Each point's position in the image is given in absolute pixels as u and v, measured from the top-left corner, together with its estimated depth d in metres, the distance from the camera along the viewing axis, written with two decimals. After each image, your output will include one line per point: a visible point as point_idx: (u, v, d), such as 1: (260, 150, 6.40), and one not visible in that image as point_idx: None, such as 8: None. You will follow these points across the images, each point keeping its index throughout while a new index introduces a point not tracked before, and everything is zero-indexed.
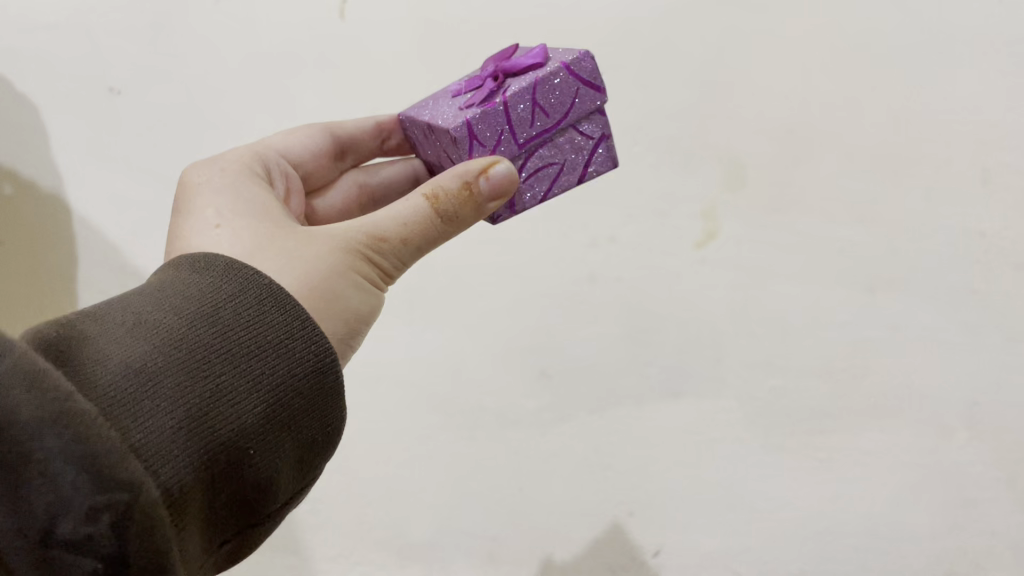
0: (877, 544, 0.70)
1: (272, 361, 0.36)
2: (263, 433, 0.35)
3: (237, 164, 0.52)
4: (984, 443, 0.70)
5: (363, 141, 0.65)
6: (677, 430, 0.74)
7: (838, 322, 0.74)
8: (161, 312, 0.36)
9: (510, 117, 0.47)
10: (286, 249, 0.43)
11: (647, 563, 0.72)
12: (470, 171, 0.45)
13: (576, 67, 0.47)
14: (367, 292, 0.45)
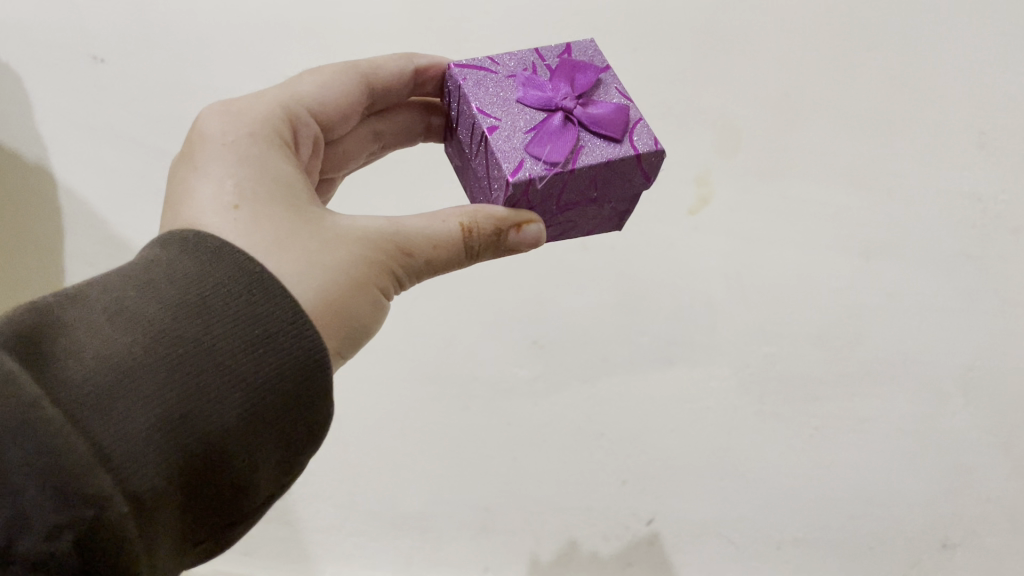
0: (872, 510, 0.70)
1: (259, 358, 0.33)
2: (248, 435, 0.32)
3: (265, 123, 0.43)
4: (979, 408, 0.70)
5: (395, 91, 0.54)
6: (670, 400, 0.73)
7: (834, 288, 0.73)
8: (144, 300, 0.32)
9: (565, 185, 0.42)
10: (306, 250, 0.38)
11: (641, 532, 0.71)
12: (508, 223, 0.42)
13: (648, 161, 0.43)
14: (378, 307, 0.41)
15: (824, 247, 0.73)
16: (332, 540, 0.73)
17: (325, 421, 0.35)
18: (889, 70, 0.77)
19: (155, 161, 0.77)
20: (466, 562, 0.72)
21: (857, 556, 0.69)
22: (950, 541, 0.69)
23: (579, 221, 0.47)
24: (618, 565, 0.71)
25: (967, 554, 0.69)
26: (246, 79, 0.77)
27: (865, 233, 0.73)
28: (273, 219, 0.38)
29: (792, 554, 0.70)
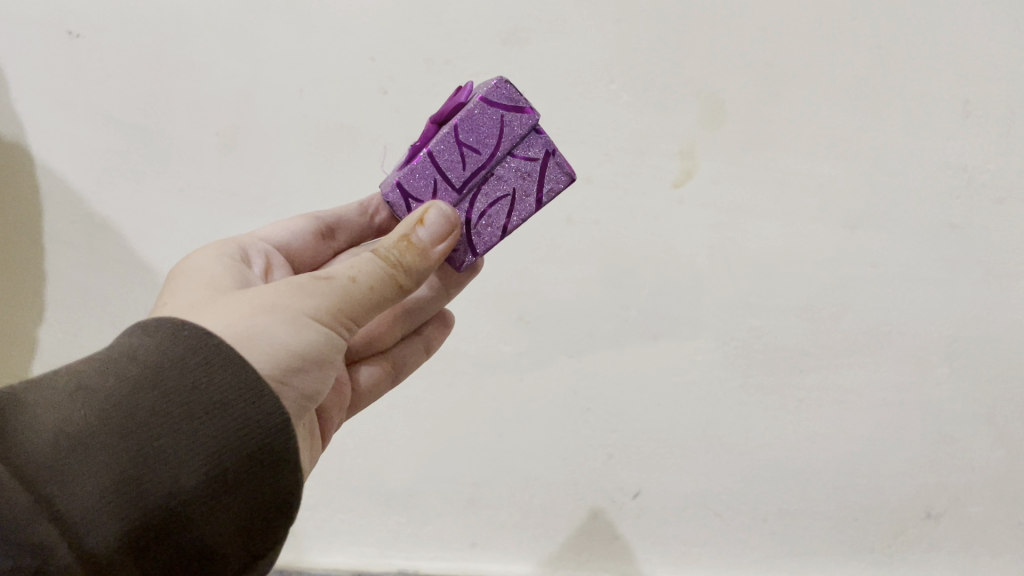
0: (855, 481, 0.72)
1: (215, 425, 0.35)
2: (204, 498, 0.34)
3: (216, 251, 0.52)
4: (962, 377, 0.71)
5: (350, 216, 0.63)
6: (655, 373, 0.73)
7: (820, 260, 0.71)
8: (106, 375, 0.35)
9: (438, 165, 0.49)
10: (233, 300, 0.40)
11: (628, 504, 0.74)
12: (408, 224, 0.45)
13: (488, 95, 0.48)
14: (324, 336, 0.41)
15: (810, 221, 0.71)
16: (322, 517, 0.77)
17: (288, 484, 0.37)
18: (888, 25, 0.68)
19: (127, 137, 0.75)
20: (455, 537, 0.76)
21: (841, 525, 0.73)
22: (935, 511, 0.72)
23: (506, 186, 0.50)
24: (606, 536, 0.75)
25: (950, 522, 0.72)
26: (199, 47, 0.73)
27: (853, 205, 0.70)
28: (205, 299, 0.43)
29: (778, 524, 0.74)
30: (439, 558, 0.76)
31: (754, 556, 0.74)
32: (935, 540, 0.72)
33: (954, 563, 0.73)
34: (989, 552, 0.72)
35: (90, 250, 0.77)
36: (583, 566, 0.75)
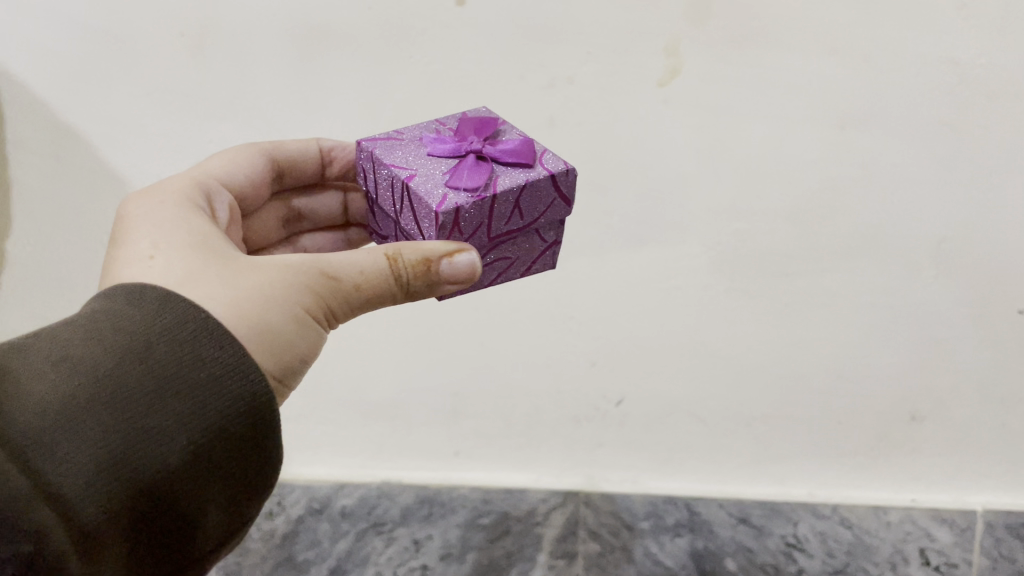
0: (842, 385, 0.72)
1: (202, 400, 0.37)
2: (191, 472, 0.37)
3: (178, 195, 0.49)
4: (950, 279, 0.69)
5: (305, 165, 0.63)
6: (640, 278, 0.72)
7: (810, 159, 0.68)
8: (94, 345, 0.37)
9: (491, 212, 0.49)
10: (229, 281, 0.42)
11: (612, 412, 0.74)
12: (434, 252, 0.45)
13: (562, 180, 0.50)
14: (311, 333, 0.44)
15: (799, 120, 0.67)
16: (301, 432, 0.77)
17: (267, 458, 0.40)
18: None
19: (73, 35, 0.70)
20: (440, 447, 0.76)
21: (828, 433, 0.72)
22: (920, 414, 0.71)
23: (513, 256, 0.53)
24: (589, 444, 0.75)
25: (935, 425, 0.71)
26: None
27: (847, 101, 0.66)
28: (189, 264, 0.43)
29: (762, 430, 0.73)
30: (420, 468, 0.76)
31: (736, 464, 0.73)
32: (919, 444, 0.72)
33: (938, 468, 0.71)
34: (973, 457, 0.71)
35: (55, 159, 0.74)
36: (566, 474, 0.75)
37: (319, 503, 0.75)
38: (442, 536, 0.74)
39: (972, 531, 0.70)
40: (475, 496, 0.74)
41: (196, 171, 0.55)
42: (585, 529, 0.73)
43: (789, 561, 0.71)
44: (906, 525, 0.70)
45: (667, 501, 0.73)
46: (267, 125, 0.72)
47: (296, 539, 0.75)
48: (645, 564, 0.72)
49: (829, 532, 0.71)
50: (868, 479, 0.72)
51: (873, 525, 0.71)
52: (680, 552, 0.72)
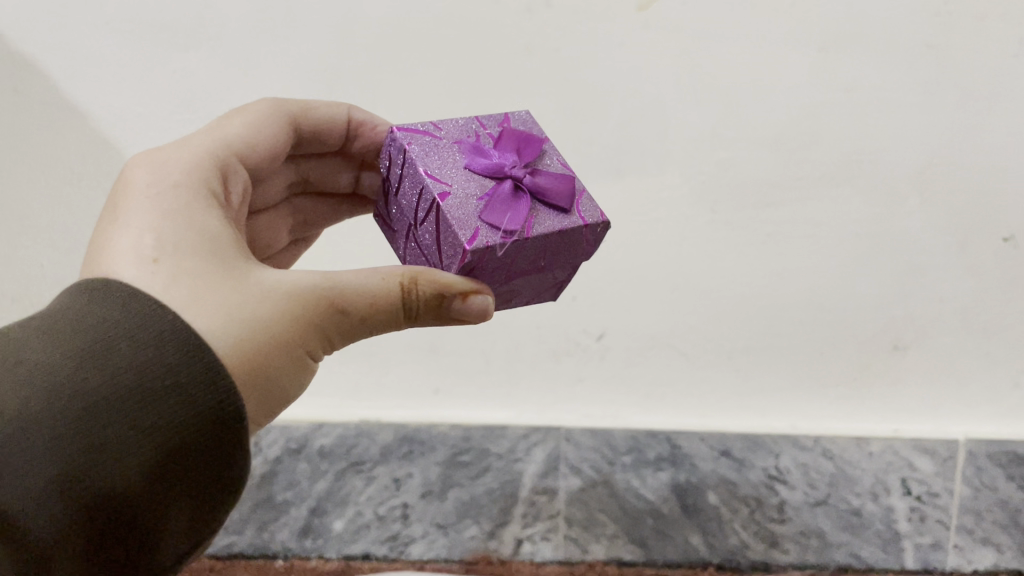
0: (823, 316, 0.71)
1: (164, 412, 0.34)
2: (148, 491, 0.34)
3: (192, 176, 0.42)
4: (934, 205, 0.68)
5: (324, 136, 0.56)
6: (619, 210, 0.70)
7: (792, 86, 0.67)
8: (57, 350, 0.34)
9: (517, 254, 0.41)
10: (230, 302, 0.37)
11: (592, 347, 0.73)
12: (451, 289, 0.39)
13: (600, 233, 0.43)
14: (299, 363, 0.40)
15: (777, 45, 0.66)
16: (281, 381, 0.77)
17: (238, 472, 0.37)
18: None
19: None
20: (419, 387, 0.76)
21: (808, 364, 0.72)
22: (902, 342, 0.70)
23: (521, 292, 0.46)
24: (570, 379, 0.74)
25: (918, 354, 0.71)
26: None
27: (827, 25, 0.65)
28: (189, 273, 0.37)
29: (744, 363, 0.72)
30: (399, 408, 0.76)
31: (717, 398, 0.73)
32: (901, 373, 0.71)
33: (920, 397, 0.71)
34: (956, 384, 0.71)
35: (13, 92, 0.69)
36: (547, 410, 0.74)
37: (296, 443, 0.74)
38: (422, 475, 0.72)
39: (954, 460, 0.70)
40: (456, 433, 0.74)
41: (210, 134, 0.47)
42: (566, 464, 0.72)
43: (772, 492, 0.69)
44: (888, 455, 0.70)
45: (648, 436, 0.72)
46: (231, 55, 0.68)
47: (272, 480, 0.72)
48: (624, 498, 0.70)
49: (811, 463, 0.70)
50: (851, 412, 0.72)
51: (855, 455, 0.70)
52: (662, 486, 0.70)
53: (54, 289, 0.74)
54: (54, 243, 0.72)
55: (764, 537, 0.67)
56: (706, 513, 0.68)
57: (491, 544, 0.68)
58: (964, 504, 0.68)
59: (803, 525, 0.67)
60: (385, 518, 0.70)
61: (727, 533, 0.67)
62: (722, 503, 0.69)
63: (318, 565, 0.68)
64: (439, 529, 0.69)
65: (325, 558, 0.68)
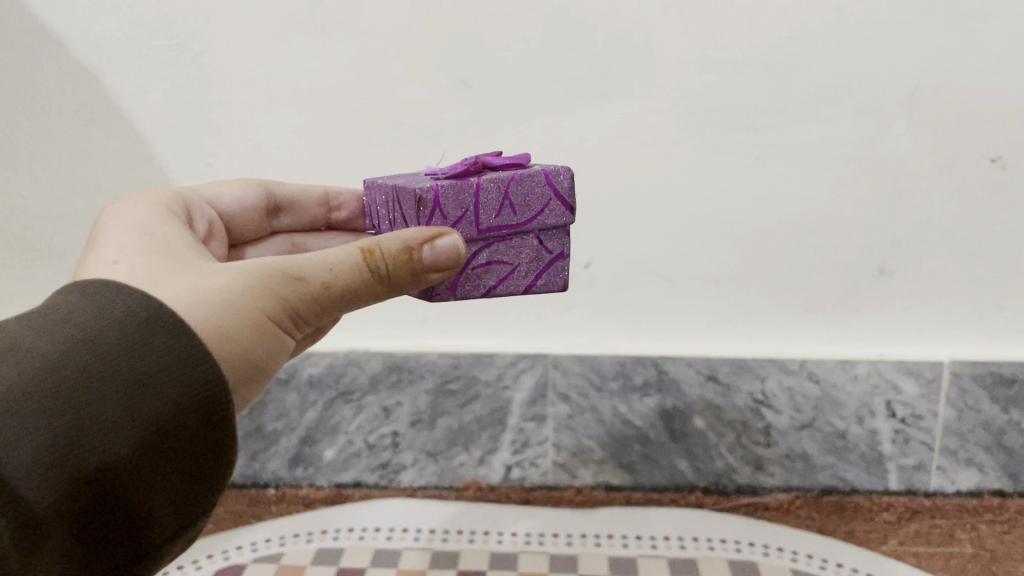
0: (810, 241, 0.69)
1: (156, 389, 0.36)
2: (142, 462, 0.35)
3: (154, 204, 0.49)
4: (924, 129, 0.65)
5: (305, 206, 0.63)
6: (605, 136, 0.67)
7: (781, 5, 0.63)
8: (42, 338, 0.35)
9: (476, 200, 0.47)
10: (198, 280, 0.40)
11: (579, 276, 0.72)
12: (416, 237, 0.45)
13: (555, 177, 0.48)
14: (271, 340, 0.42)
15: None
16: None
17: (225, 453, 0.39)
18: None
19: None
20: (407, 315, 0.74)
21: (794, 289, 0.70)
22: (888, 268, 0.69)
23: (511, 262, 0.50)
24: (558, 307, 0.73)
25: (904, 279, 0.69)
26: None
27: None
28: (154, 268, 0.40)
29: (731, 290, 0.71)
30: (389, 337, 0.74)
31: (703, 322, 0.72)
32: (888, 297, 0.70)
33: (906, 320, 0.70)
34: (943, 306, 0.69)
35: None
36: (535, 339, 0.74)
37: (285, 374, 0.73)
38: (411, 403, 0.74)
39: (939, 382, 0.70)
40: (445, 361, 0.73)
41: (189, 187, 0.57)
42: (554, 391, 0.73)
43: (758, 417, 0.72)
44: (874, 378, 0.70)
45: (636, 362, 0.72)
46: None
47: (262, 411, 0.74)
48: (613, 424, 0.73)
49: (797, 387, 0.71)
50: (837, 335, 0.71)
51: (841, 378, 0.70)
52: (649, 412, 0.73)
53: (38, 222, 0.73)
54: (34, 174, 0.71)
55: (749, 461, 0.73)
56: (692, 438, 0.73)
57: (481, 471, 0.75)
58: (948, 426, 0.70)
59: (787, 449, 0.72)
60: (376, 447, 0.75)
61: (712, 457, 0.73)
62: (709, 427, 0.73)
63: (312, 493, 0.75)
64: (430, 456, 0.75)
65: (317, 487, 0.75)
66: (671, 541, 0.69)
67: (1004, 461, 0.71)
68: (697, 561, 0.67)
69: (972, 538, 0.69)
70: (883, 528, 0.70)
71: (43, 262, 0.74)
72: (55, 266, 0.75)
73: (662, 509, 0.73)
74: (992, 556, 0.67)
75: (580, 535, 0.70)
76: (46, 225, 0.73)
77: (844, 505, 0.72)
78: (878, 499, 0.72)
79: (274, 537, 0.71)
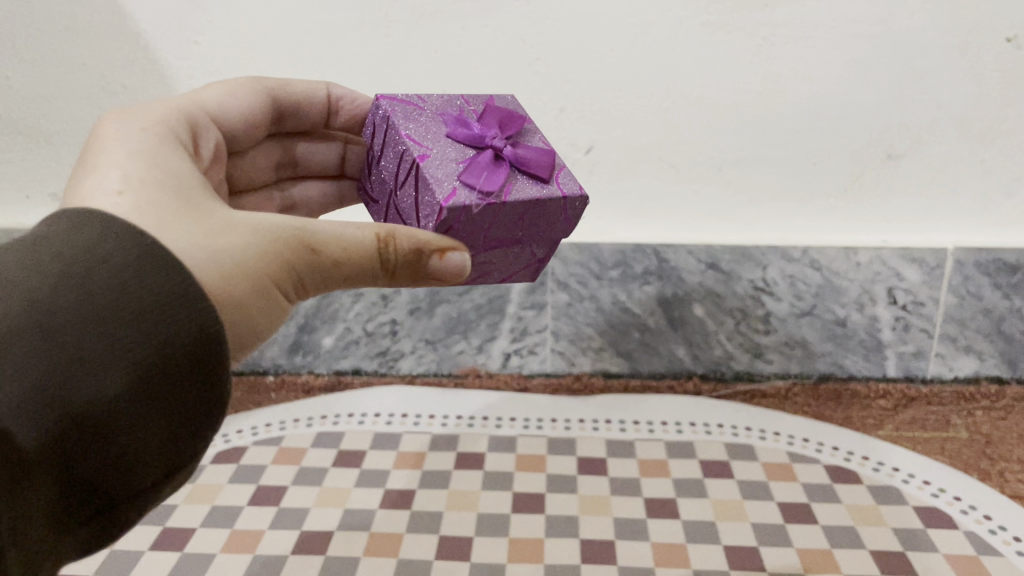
0: (817, 126, 0.66)
1: (147, 327, 0.33)
2: (133, 404, 0.32)
3: (161, 124, 0.43)
4: (941, 6, 0.61)
5: (307, 111, 0.59)
6: (606, 14, 0.64)
7: None
8: (24, 272, 0.32)
9: (495, 216, 0.43)
10: (206, 233, 0.37)
11: (580, 161, 0.69)
12: (430, 244, 0.41)
13: (576, 204, 0.44)
14: (270, 306, 0.40)
15: None
16: None
17: (220, 394, 0.36)
18: None
19: None
20: None
21: (797, 174, 0.68)
22: (896, 151, 0.67)
23: (497, 262, 0.47)
24: None
25: (910, 162, 0.67)
26: None
27: None
28: (161, 208, 0.37)
29: (735, 174, 0.69)
30: None
31: (706, 211, 0.70)
32: (892, 182, 0.68)
33: (911, 205, 0.69)
34: (947, 191, 0.68)
35: None
36: None
37: None
38: (410, 292, 0.73)
39: (942, 270, 0.69)
40: None
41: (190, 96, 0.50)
42: (553, 280, 0.72)
43: (757, 305, 0.72)
44: (875, 266, 0.70)
45: (636, 250, 0.71)
46: None
47: None
48: (612, 311, 0.73)
49: (798, 275, 0.70)
50: (840, 222, 0.70)
51: (843, 266, 0.70)
52: (648, 299, 0.73)
53: (24, 103, 0.70)
54: (16, 51, 0.68)
55: (748, 348, 0.73)
56: (691, 325, 0.73)
57: (480, 359, 0.76)
58: (949, 313, 0.70)
59: (786, 336, 0.72)
60: (375, 334, 0.75)
61: (711, 344, 0.73)
62: (709, 315, 0.72)
63: (310, 380, 0.76)
64: (428, 344, 0.75)
65: (316, 374, 0.76)
66: (668, 426, 0.70)
67: (1003, 349, 0.71)
68: (693, 443, 0.68)
69: (967, 424, 0.69)
70: (879, 414, 0.71)
71: (34, 145, 0.73)
72: (46, 150, 0.73)
73: (659, 395, 0.73)
74: (987, 440, 0.67)
75: (578, 419, 0.71)
76: (32, 106, 0.71)
77: (841, 391, 0.73)
78: (874, 387, 0.73)
79: (274, 420, 0.71)
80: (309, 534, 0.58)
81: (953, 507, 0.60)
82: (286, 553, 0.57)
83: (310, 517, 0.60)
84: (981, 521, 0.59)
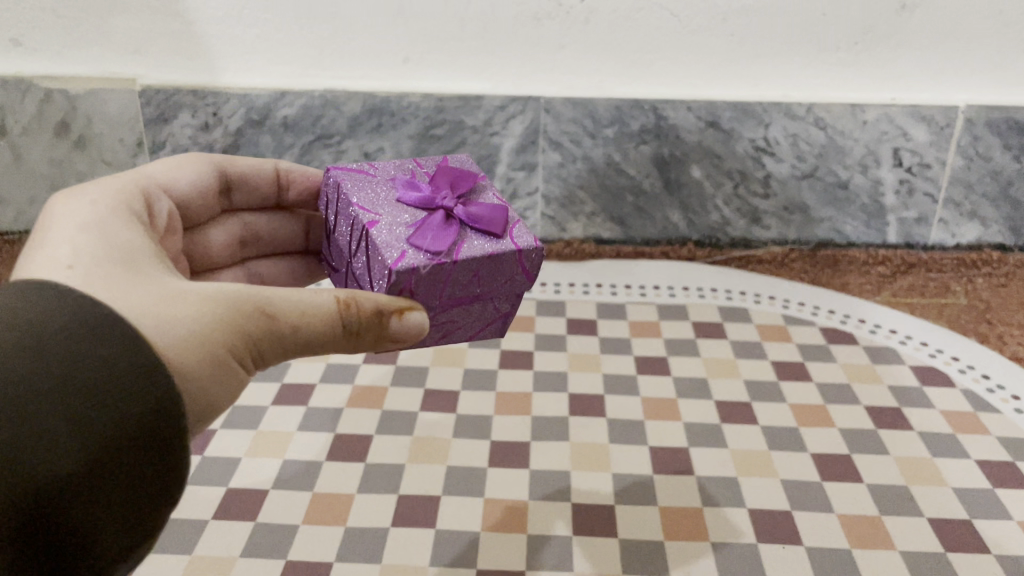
0: None
1: (104, 400, 0.29)
2: (85, 486, 0.28)
3: (114, 196, 0.38)
4: None
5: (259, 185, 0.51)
6: None
7: None
8: None
9: (447, 277, 0.39)
10: (155, 304, 0.32)
11: (575, 9, 0.64)
12: (388, 305, 0.37)
13: (528, 256, 0.40)
14: (224, 385, 0.34)
15: None
16: (236, 24, 0.66)
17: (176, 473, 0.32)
18: None
19: None
20: (384, 53, 0.67)
21: (806, 25, 0.64)
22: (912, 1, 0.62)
23: (460, 322, 0.42)
24: (550, 47, 0.66)
25: (926, 14, 0.63)
26: None
27: None
28: (108, 286, 0.32)
29: (740, 25, 0.64)
30: (367, 77, 0.68)
31: (710, 63, 0.66)
32: (905, 35, 0.64)
33: (922, 61, 0.65)
34: (959, 46, 0.64)
35: None
36: (525, 81, 0.68)
37: (258, 113, 0.69)
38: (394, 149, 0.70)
39: (951, 129, 0.66)
40: (428, 104, 0.68)
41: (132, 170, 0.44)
42: (545, 138, 0.69)
43: (757, 166, 0.69)
44: (883, 124, 0.66)
45: (633, 106, 0.67)
46: None
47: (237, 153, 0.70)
48: (606, 173, 0.70)
49: (802, 134, 0.67)
50: (847, 80, 0.66)
51: (849, 124, 0.67)
52: (644, 160, 0.69)
53: None
54: None
55: (745, 213, 0.71)
56: (688, 188, 0.70)
57: None
58: (955, 175, 0.68)
59: (786, 200, 0.70)
60: None
61: (707, 209, 0.71)
62: (708, 178, 0.70)
63: None
64: None
65: None
66: (660, 290, 0.68)
67: (1008, 214, 0.69)
68: (687, 306, 0.66)
69: (966, 290, 0.67)
70: (877, 280, 0.69)
71: None
72: None
73: (652, 261, 0.71)
74: (986, 306, 0.65)
75: (568, 283, 0.69)
76: None
77: (839, 258, 0.71)
78: (873, 253, 0.71)
79: None
80: (289, 387, 0.57)
81: (949, 366, 0.59)
82: (267, 404, 0.55)
83: (291, 370, 0.58)
84: (979, 379, 0.57)
